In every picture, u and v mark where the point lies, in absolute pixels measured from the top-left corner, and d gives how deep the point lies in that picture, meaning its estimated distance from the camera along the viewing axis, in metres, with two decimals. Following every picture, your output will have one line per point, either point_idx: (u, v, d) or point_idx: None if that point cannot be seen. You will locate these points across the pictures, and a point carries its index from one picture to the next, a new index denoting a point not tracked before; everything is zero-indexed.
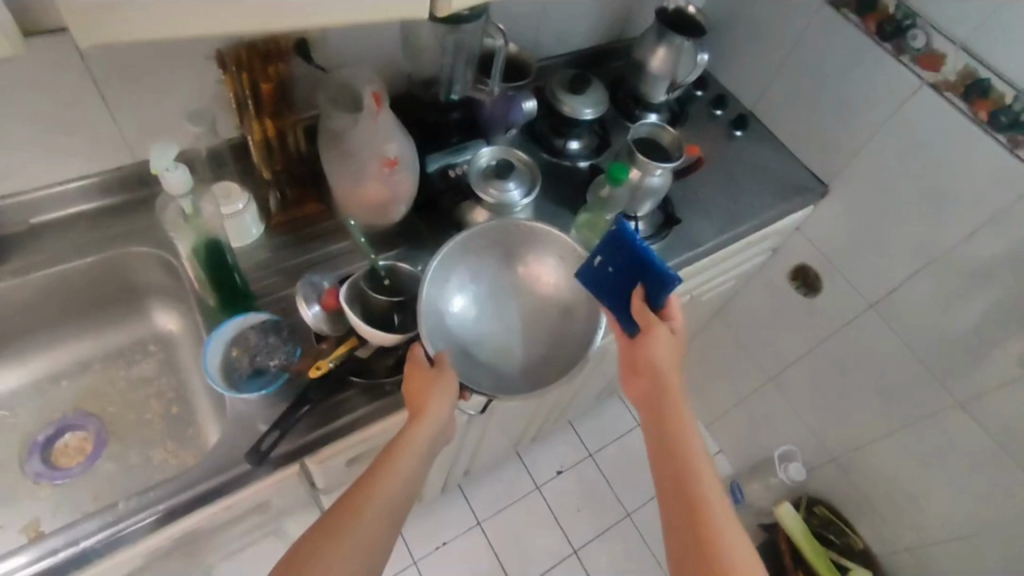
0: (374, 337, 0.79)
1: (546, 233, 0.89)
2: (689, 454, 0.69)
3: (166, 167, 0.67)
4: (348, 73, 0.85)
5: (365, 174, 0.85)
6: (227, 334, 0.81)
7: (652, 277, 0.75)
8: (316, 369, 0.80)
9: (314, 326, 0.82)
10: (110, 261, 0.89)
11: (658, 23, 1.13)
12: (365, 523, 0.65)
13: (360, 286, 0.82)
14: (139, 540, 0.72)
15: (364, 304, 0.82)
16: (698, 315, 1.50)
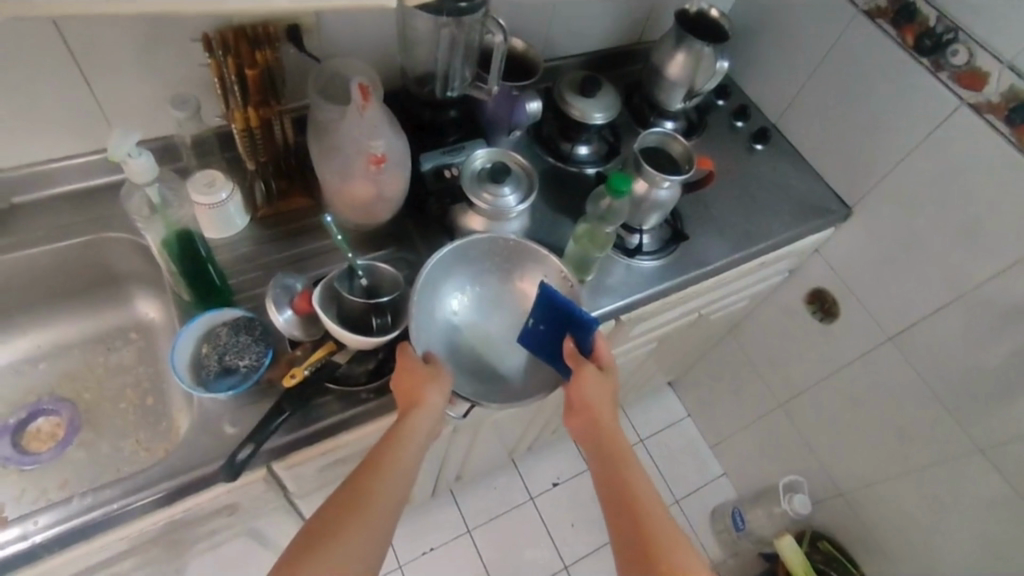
0: (350, 340, 0.75)
1: (537, 253, 0.85)
2: (637, 499, 0.69)
3: (128, 154, 0.64)
4: (341, 63, 0.83)
5: (351, 171, 0.81)
6: (198, 329, 0.79)
7: (573, 321, 0.77)
8: (289, 377, 0.76)
9: (287, 331, 0.80)
10: (91, 245, 0.87)
11: (677, 26, 1.07)
12: (357, 529, 0.61)
13: (334, 288, 0.77)
14: (90, 538, 0.69)
15: (339, 306, 0.76)
16: (707, 333, 1.43)
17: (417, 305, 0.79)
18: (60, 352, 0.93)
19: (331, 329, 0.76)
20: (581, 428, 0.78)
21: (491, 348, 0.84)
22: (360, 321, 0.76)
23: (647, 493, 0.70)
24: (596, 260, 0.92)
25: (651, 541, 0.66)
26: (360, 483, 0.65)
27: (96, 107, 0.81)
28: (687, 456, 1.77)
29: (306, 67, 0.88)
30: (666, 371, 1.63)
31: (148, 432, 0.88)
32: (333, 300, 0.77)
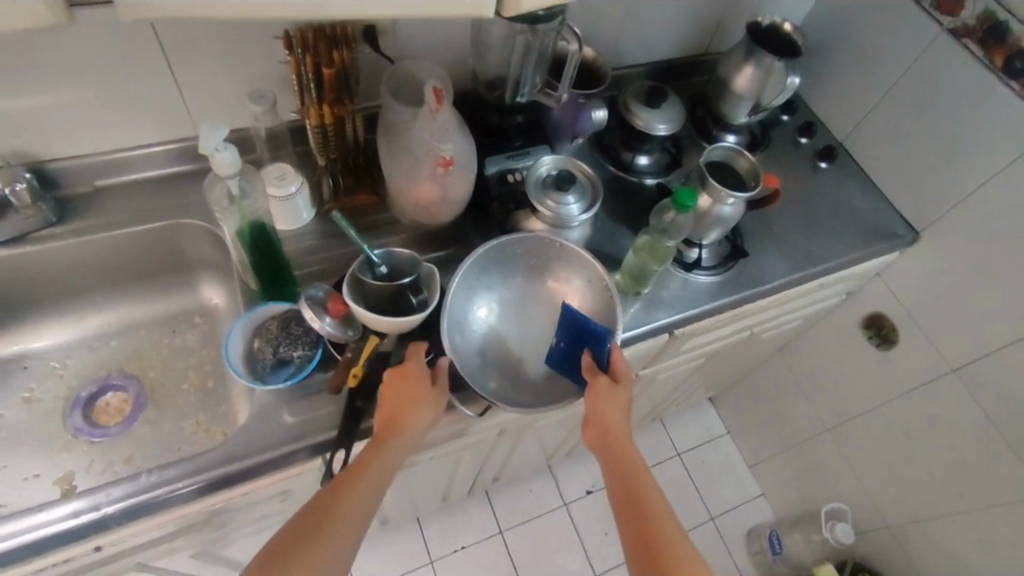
0: (390, 323, 0.72)
1: (576, 252, 0.85)
2: (651, 514, 0.70)
3: (216, 147, 0.65)
4: (412, 65, 0.84)
5: (418, 172, 0.82)
6: (247, 326, 0.80)
7: (590, 335, 0.78)
8: (354, 377, 0.76)
9: (334, 336, 0.76)
10: (165, 229, 0.90)
11: (748, 38, 1.05)
12: (344, 530, 0.64)
13: (357, 279, 0.75)
14: (157, 512, 0.72)
15: (366, 294, 0.75)
16: (755, 352, 1.41)
17: (452, 307, 0.80)
18: (128, 331, 0.97)
19: (368, 319, 0.72)
20: (595, 439, 0.77)
21: (529, 343, 0.84)
22: (394, 303, 0.76)
23: (659, 507, 0.71)
24: (654, 272, 0.92)
25: (666, 557, 0.66)
26: (348, 486, 0.67)
27: (179, 98, 0.84)
28: (724, 473, 1.74)
29: (379, 68, 0.90)
30: (709, 387, 1.61)
31: (208, 414, 0.91)
32: (360, 287, 0.75)
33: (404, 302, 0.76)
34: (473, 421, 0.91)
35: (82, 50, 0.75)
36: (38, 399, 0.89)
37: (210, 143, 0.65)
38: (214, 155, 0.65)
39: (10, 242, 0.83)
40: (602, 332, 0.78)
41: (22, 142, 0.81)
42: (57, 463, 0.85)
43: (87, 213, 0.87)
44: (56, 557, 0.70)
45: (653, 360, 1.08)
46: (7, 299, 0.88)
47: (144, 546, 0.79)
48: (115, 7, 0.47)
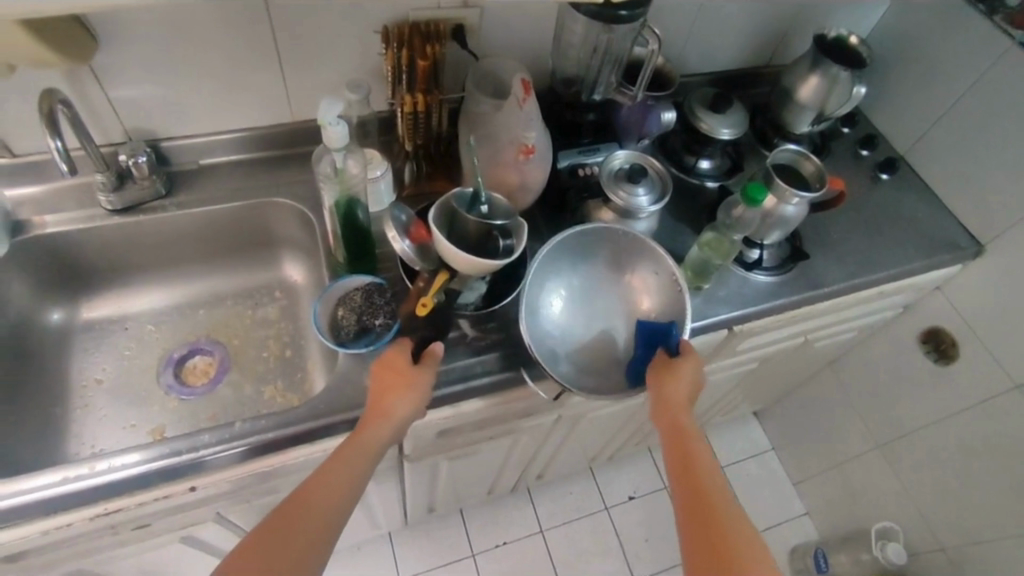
0: (467, 261, 0.74)
1: (650, 247, 0.89)
2: (705, 489, 0.69)
3: (330, 121, 0.73)
4: (496, 61, 0.91)
5: (501, 159, 0.88)
6: (333, 293, 0.85)
7: (659, 332, 0.82)
8: (422, 306, 0.80)
9: (409, 260, 0.81)
10: (258, 207, 0.97)
11: (814, 48, 1.09)
12: (316, 523, 0.64)
13: (450, 211, 0.79)
14: (247, 459, 0.77)
15: (458, 228, 0.79)
16: (807, 362, 1.41)
17: (531, 285, 0.85)
18: (216, 301, 1.04)
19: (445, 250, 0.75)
20: (656, 412, 0.77)
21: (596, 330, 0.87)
22: (482, 244, 0.79)
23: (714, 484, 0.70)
24: (717, 267, 0.96)
25: (718, 530, 0.65)
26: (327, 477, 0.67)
27: (282, 84, 0.92)
28: (768, 488, 1.72)
29: (463, 63, 0.96)
30: (755, 400, 1.61)
31: (286, 381, 0.96)
32: (450, 219, 0.79)
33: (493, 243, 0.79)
34: (535, 401, 0.95)
35: (204, 37, 0.83)
36: (135, 357, 0.97)
37: (326, 116, 0.73)
38: (328, 129, 0.72)
39: (125, 211, 0.92)
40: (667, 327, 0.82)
41: (145, 119, 0.90)
42: (150, 416, 0.92)
43: (192, 188, 0.95)
44: (155, 495, 0.76)
45: (710, 357, 1.10)
46: (116, 263, 0.97)
47: (227, 496, 0.84)
48: None
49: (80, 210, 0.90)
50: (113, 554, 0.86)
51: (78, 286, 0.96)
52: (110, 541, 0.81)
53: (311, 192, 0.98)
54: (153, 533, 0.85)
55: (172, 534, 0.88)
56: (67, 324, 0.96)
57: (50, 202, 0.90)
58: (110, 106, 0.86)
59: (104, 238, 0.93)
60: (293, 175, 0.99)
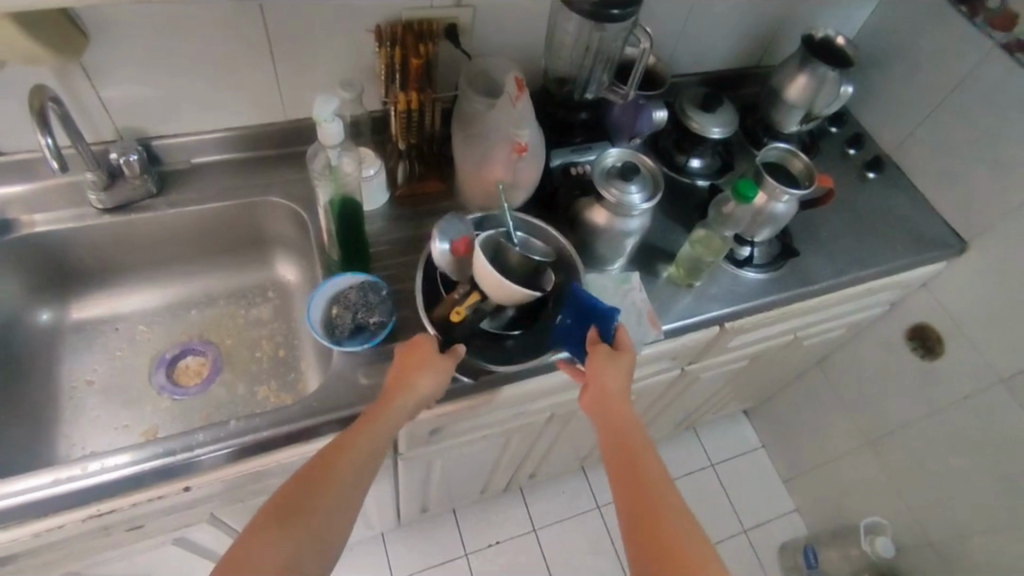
0: (496, 282, 0.77)
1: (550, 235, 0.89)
2: (648, 478, 0.69)
3: (325, 118, 0.73)
4: (488, 62, 0.92)
5: (494, 157, 0.88)
6: (328, 293, 0.85)
7: (595, 313, 0.80)
8: (456, 313, 0.81)
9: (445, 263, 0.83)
10: (251, 206, 0.97)
11: (802, 49, 1.11)
12: (338, 488, 0.64)
13: (498, 241, 0.82)
14: (243, 456, 0.77)
15: (501, 260, 0.81)
16: (796, 360, 1.42)
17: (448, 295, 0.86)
18: (208, 301, 1.03)
19: (484, 269, 0.77)
20: (586, 396, 0.79)
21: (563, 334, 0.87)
22: (517, 276, 0.81)
23: (656, 471, 0.70)
24: (708, 265, 0.97)
25: (649, 502, 0.66)
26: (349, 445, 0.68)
27: (275, 82, 0.92)
28: (759, 485, 1.74)
29: (456, 62, 0.96)
30: (744, 398, 1.63)
31: (279, 381, 0.96)
32: (496, 250, 0.82)
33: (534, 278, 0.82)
34: (530, 398, 0.95)
35: (195, 34, 0.82)
36: (126, 357, 0.96)
37: (321, 113, 0.73)
38: (324, 127, 0.73)
39: (118, 209, 0.91)
40: (607, 309, 0.80)
41: (135, 117, 0.89)
42: (143, 416, 0.91)
43: (184, 187, 0.95)
44: (148, 495, 0.75)
45: (701, 354, 1.11)
46: (107, 263, 0.96)
47: (221, 496, 0.83)
48: None
49: (71, 209, 0.90)
50: (104, 556, 0.86)
51: (67, 286, 0.95)
52: (101, 543, 0.80)
53: (303, 191, 0.98)
54: (145, 534, 0.84)
55: (165, 534, 0.87)
56: (56, 324, 0.95)
57: (39, 201, 0.89)
58: (100, 103, 0.86)
59: (95, 238, 0.92)
60: (286, 174, 0.99)
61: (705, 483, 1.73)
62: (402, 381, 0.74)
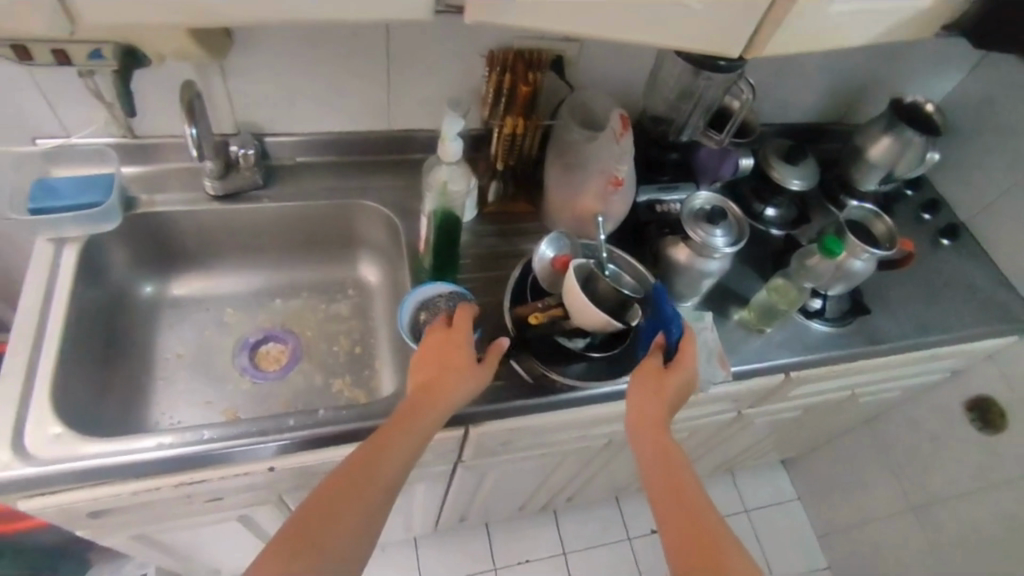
0: (581, 305, 0.81)
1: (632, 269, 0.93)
2: (690, 498, 0.69)
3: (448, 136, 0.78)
4: (591, 96, 0.97)
5: (591, 187, 0.93)
6: (417, 299, 0.88)
7: (661, 318, 0.84)
8: (534, 317, 0.85)
9: (540, 271, 0.89)
10: (347, 207, 1.02)
11: (891, 112, 1.14)
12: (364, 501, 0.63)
13: (591, 269, 0.84)
14: (326, 444, 0.80)
15: (591, 288, 0.84)
16: (847, 417, 1.42)
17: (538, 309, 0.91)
18: (293, 292, 1.08)
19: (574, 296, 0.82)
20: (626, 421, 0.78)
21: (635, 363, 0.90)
22: (606, 305, 0.83)
23: (695, 493, 0.70)
24: (781, 313, 1.00)
25: (697, 521, 0.67)
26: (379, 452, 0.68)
27: (386, 96, 0.98)
28: (791, 538, 1.72)
29: (558, 94, 1.01)
30: (787, 448, 1.62)
31: (355, 377, 1.00)
32: (587, 278, 0.84)
33: (617, 309, 0.83)
34: (594, 423, 0.98)
35: (324, 45, 0.88)
36: (215, 336, 1.01)
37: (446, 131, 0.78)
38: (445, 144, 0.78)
39: (228, 197, 0.97)
40: (670, 316, 0.83)
41: (256, 113, 0.95)
42: (226, 395, 0.96)
43: (288, 183, 1.01)
44: (237, 469, 0.80)
45: (762, 399, 1.12)
46: (207, 246, 1.02)
47: (295, 480, 0.87)
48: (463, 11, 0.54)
49: (186, 192, 0.95)
50: (178, 524, 0.90)
51: (170, 263, 1.01)
52: (181, 511, 0.84)
53: (396, 198, 1.03)
54: (220, 508, 0.88)
55: (236, 510, 0.91)
56: (156, 298, 1.01)
57: (159, 182, 0.95)
58: (227, 98, 0.91)
59: (202, 221, 0.98)
60: (382, 180, 1.04)
61: (736, 529, 1.71)
62: (434, 388, 0.74)
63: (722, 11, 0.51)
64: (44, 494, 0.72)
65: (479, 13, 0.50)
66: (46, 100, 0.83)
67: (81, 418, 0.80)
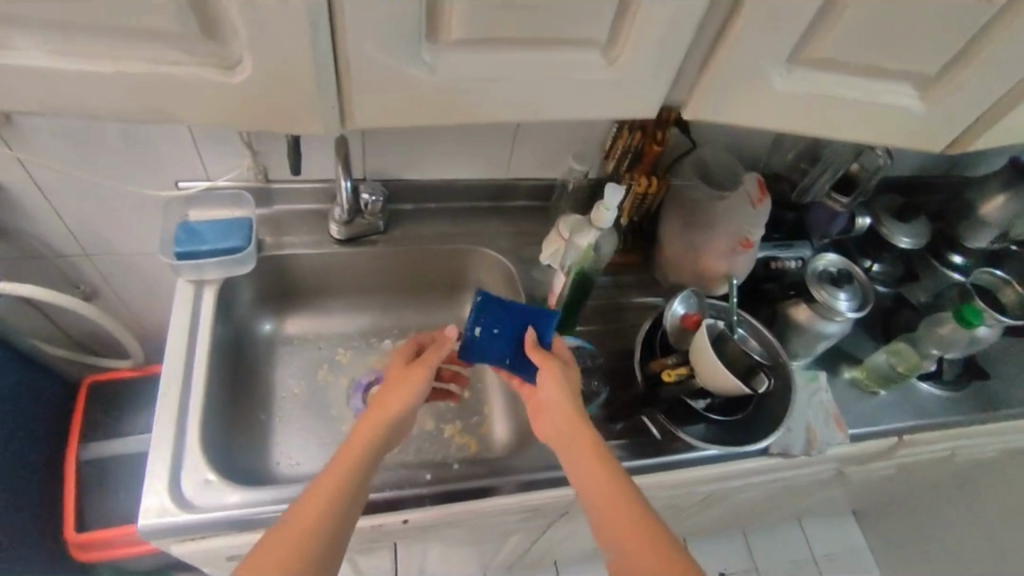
0: (713, 369, 0.79)
1: (758, 331, 0.91)
2: (612, 490, 0.66)
3: (606, 206, 0.74)
4: (715, 154, 0.96)
5: (717, 247, 0.92)
6: None
7: (531, 316, 0.80)
8: (666, 374, 0.85)
9: (668, 324, 0.90)
10: (466, 253, 1.03)
11: (1010, 172, 1.11)
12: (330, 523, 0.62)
13: (722, 331, 0.86)
14: (468, 499, 0.82)
15: (721, 349, 0.84)
16: (939, 476, 1.38)
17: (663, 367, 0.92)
18: (401, 332, 1.08)
19: (699, 353, 0.81)
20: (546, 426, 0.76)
21: (762, 432, 0.87)
22: (735, 369, 0.83)
23: (621, 485, 0.67)
24: (900, 376, 0.99)
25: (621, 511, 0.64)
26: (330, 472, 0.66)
27: (509, 145, 0.98)
28: None
29: (681, 149, 1.01)
30: (864, 500, 1.58)
31: (464, 423, 1.01)
32: (718, 339, 0.85)
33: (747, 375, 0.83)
34: (708, 482, 0.97)
35: None
36: (329, 376, 1.01)
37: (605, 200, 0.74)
38: (601, 214, 0.74)
39: (349, 240, 0.97)
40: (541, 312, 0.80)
41: (382, 160, 0.97)
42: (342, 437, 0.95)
43: (406, 227, 1.02)
44: (373, 522, 0.81)
45: (868, 461, 1.10)
46: (323, 286, 1.03)
47: (418, 531, 0.87)
48: (688, 111, 0.59)
49: (312, 235, 0.97)
50: None
51: (287, 302, 1.03)
52: None
53: (511, 245, 1.03)
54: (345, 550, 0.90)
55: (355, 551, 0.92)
56: (273, 336, 1.02)
57: (285, 224, 0.96)
58: (360, 144, 0.93)
59: (325, 264, 0.99)
60: (496, 227, 1.05)
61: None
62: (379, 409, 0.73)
63: (929, 115, 0.57)
64: (199, 540, 0.74)
65: (700, 112, 0.57)
66: (194, 145, 0.85)
67: (222, 459, 0.82)
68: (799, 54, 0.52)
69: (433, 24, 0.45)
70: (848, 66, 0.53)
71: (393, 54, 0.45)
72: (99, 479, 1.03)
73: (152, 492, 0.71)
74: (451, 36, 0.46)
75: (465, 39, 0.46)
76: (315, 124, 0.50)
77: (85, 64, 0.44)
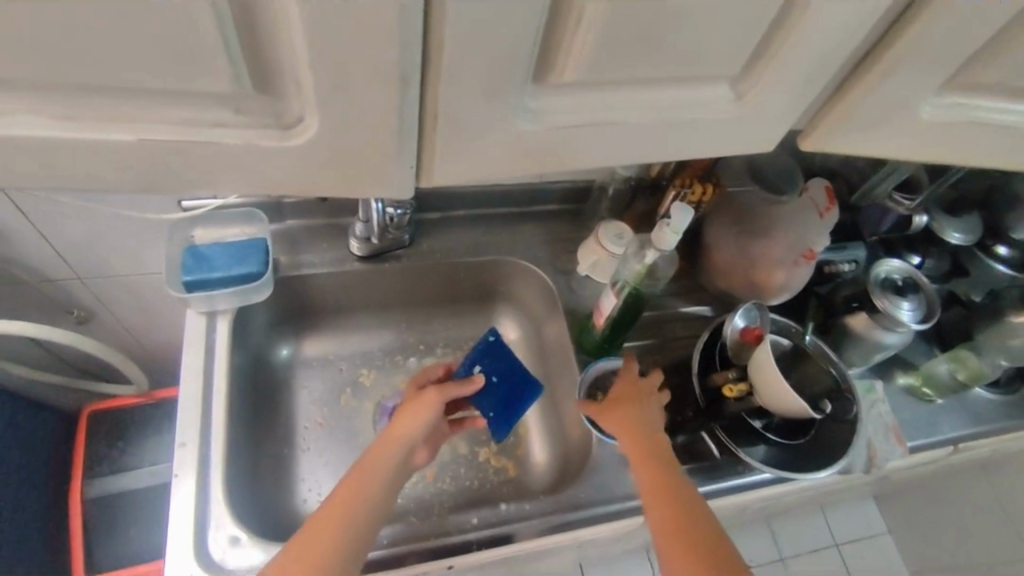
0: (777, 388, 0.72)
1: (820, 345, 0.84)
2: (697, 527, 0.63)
3: (672, 226, 0.69)
4: (771, 157, 0.90)
5: (775, 257, 0.84)
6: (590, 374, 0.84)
7: (523, 380, 0.78)
8: (727, 389, 0.78)
9: (729, 335, 0.83)
10: (498, 265, 0.95)
11: None
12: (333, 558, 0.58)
13: None
14: (520, 540, 0.77)
15: None
16: (978, 470, 1.34)
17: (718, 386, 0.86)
18: (426, 348, 1.00)
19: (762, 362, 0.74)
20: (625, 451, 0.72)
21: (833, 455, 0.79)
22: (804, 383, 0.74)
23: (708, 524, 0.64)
24: (952, 385, 0.96)
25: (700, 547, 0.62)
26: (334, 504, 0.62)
27: None
28: None
29: None
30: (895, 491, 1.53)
31: (499, 445, 0.93)
32: None
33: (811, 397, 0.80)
34: (763, 502, 0.91)
35: None
36: (353, 401, 0.93)
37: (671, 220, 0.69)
38: (666, 235, 0.69)
39: (372, 257, 0.90)
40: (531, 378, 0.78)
41: None
42: None
43: (431, 239, 0.94)
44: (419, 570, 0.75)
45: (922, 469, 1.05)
46: (343, 304, 0.95)
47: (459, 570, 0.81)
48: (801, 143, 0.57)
49: (331, 252, 0.89)
50: None
51: (304, 321, 0.95)
52: None
53: (545, 254, 0.95)
54: None
55: None
56: (292, 360, 0.94)
57: (301, 241, 0.89)
58: None
59: (346, 282, 0.91)
60: (527, 235, 0.97)
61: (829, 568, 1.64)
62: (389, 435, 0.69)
63: None
64: None
65: (822, 139, 0.55)
66: None
67: (247, 507, 0.76)
68: (953, 80, 0.49)
69: (546, 67, 0.41)
70: (978, 85, 0.50)
71: (486, 106, 0.41)
72: (105, 516, 0.96)
73: (180, 557, 0.65)
74: (563, 77, 0.42)
75: (572, 81, 0.42)
76: (387, 179, 0.46)
77: (91, 127, 0.38)
